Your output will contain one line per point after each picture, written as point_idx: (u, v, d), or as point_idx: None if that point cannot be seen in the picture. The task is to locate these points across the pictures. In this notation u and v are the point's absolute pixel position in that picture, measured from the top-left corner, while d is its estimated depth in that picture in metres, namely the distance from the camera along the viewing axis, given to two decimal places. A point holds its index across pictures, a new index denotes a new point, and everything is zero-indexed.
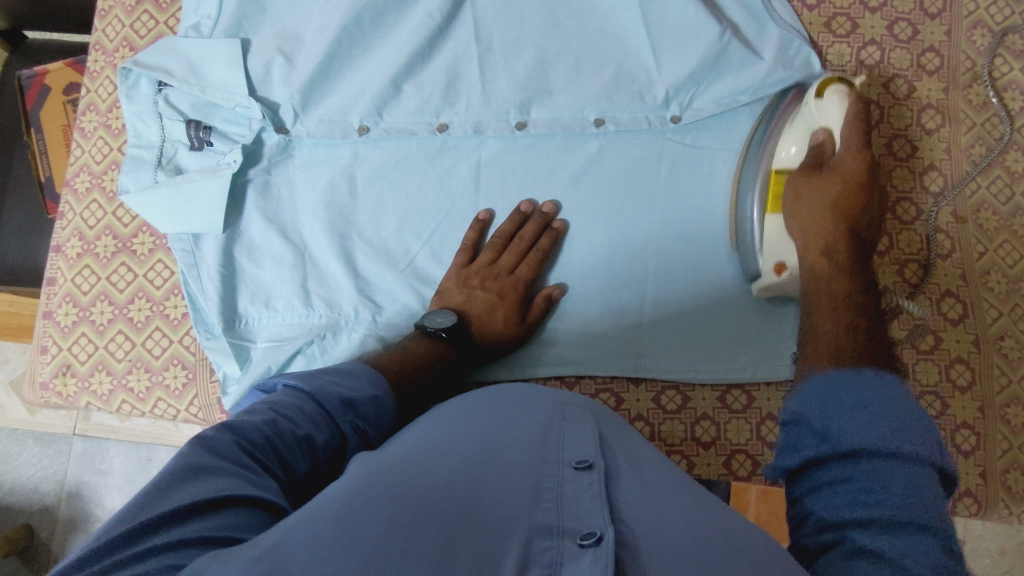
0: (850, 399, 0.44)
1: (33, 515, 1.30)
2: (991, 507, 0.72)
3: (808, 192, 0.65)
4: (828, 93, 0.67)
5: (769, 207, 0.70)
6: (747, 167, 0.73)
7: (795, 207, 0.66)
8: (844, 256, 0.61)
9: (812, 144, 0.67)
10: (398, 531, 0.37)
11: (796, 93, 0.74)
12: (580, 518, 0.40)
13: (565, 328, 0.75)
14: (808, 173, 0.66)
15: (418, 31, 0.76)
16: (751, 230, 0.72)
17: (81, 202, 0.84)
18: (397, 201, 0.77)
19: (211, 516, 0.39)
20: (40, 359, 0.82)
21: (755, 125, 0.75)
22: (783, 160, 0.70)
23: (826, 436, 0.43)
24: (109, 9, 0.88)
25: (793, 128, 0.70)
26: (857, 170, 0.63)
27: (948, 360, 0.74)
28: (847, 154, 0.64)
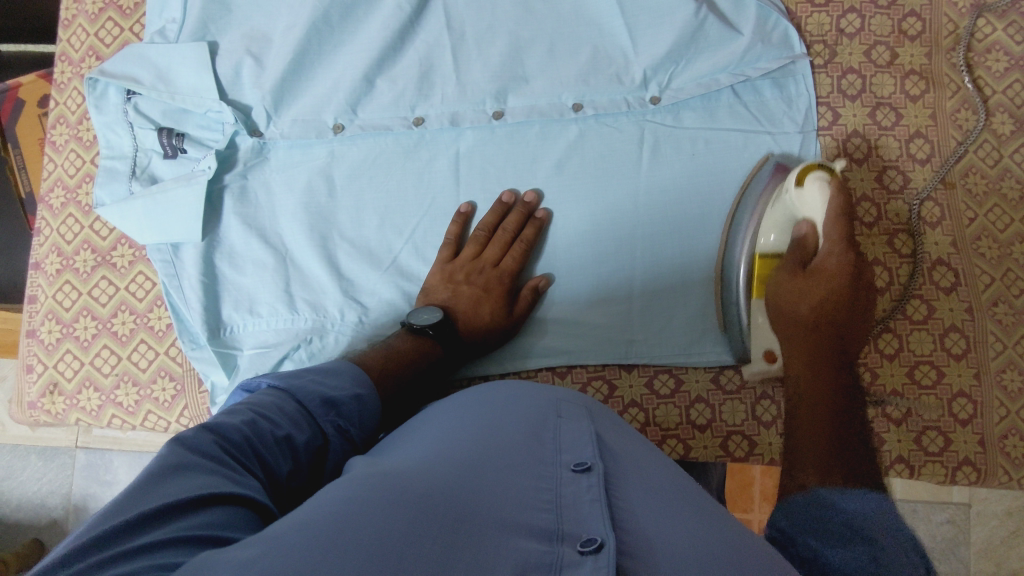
0: (834, 528, 0.45)
1: (42, 529, 1.30)
2: (991, 474, 0.71)
3: (794, 292, 0.65)
4: (809, 181, 0.65)
5: (756, 289, 0.69)
6: (730, 256, 0.72)
7: (776, 305, 0.66)
8: (824, 360, 0.61)
9: (795, 236, 0.67)
10: (396, 534, 0.36)
11: (778, 165, 0.71)
12: (580, 523, 0.40)
13: (553, 317, 0.75)
14: (793, 272, 0.66)
15: (388, 23, 0.75)
16: (738, 311, 0.71)
17: (57, 217, 0.83)
18: (377, 199, 0.76)
19: (191, 516, 0.39)
20: (27, 378, 0.81)
21: (739, 199, 0.72)
22: (766, 248, 0.69)
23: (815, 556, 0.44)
24: (73, 19, 0.86)
25: (772, 211, 0.69)
26: (841, 276, 0.63)
27: (941, 330, 0.73)
28: (831, 255, 0.64)
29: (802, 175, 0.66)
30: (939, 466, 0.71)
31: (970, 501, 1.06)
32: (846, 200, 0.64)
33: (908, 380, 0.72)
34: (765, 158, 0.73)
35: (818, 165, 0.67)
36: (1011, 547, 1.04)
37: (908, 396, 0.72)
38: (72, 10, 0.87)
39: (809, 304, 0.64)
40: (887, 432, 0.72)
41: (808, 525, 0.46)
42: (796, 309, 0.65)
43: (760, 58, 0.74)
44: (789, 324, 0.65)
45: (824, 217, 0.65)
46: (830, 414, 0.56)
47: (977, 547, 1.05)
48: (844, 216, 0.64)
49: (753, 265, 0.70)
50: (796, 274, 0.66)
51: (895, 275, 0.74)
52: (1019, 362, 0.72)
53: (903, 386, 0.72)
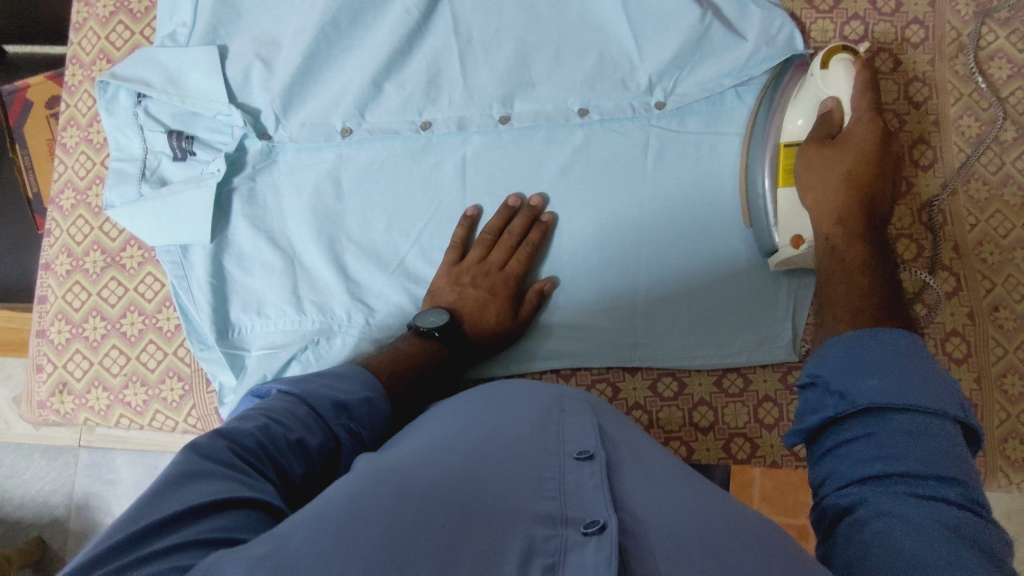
0: (868, 361, 0.46)
1: (45, 527, 1.31)
2: (991, 477, 0.72)
3: (822, 163, 0.63)
4: (835, 62, 0.65)
5: (780, 178, 0.68)
6: (755, 151, 0.72)
7: (803, 181, 0.64)
8: (859, 228, 0.61)
9: (820, 114, 0.66)
10: (403, 526, 0.37)
11: (800, 65, 0.73)
12: (583, 509, 0.41)
13: (558, 320, 0.75)
14: (820, 142, 0.64)
15: (397, 27, 0.76)
16: (763, 208, 0.70)
17: (68, 218, 0.84)
18: (384, 202, 0.77)
19: (207, 520, 0.40)
20: (37, 378, 0.82)
21: (758, 107, 0.73)
22: (791, 134, 0.68)
23: (844, 394, 0.46)
24: (84, 22, 0.87)
25: (799, 97, 0.69)
26: (872, 143, 0.62)
27: (942, 334, 0.74)
28: (862, 124, 0.63)
29: (827, 59, 0.66)
30: None
31: None
32: (871, 80, 0.65)
33: None
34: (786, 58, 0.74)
35: (842, 48, 0.67)
36: None
37: None
38: (83, 14, 0.88)
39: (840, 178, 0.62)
40: None
41: (841, 366, 0.48)
42: (828, 178, 0.62)
43: (766, 60, 0.74)
44: (819, 196, 0.63)
45: (850, 93, 0.65)
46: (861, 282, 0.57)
47: None
48: (869, 90, 0.64)
49: (778, 155, 0.69)
50: (823, 145, 0.64)
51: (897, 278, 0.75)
52: (1020, 367, 0.73)
53: None
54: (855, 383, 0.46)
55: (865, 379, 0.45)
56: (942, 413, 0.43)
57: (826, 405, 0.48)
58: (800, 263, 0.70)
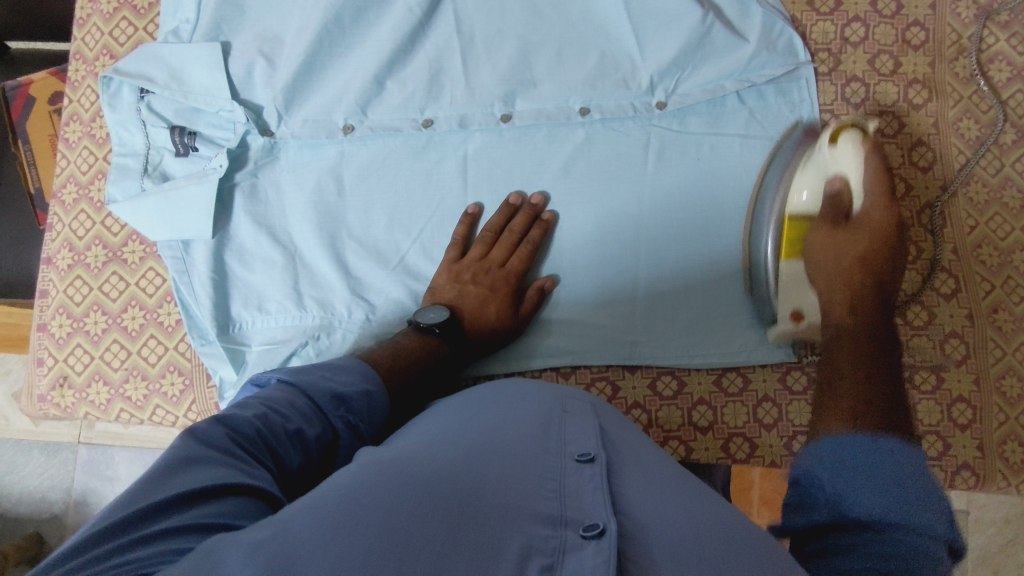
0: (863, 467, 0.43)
1: (43, 524, 1.31)
2: (989, 479, 0.72)
3: (835, 243, 0.64)
4: (843, 140, 0.66)
5: (785, 251, 0.69)
6: (760, 220, 0.72)
7: (814, 257, 0.65)
8: (868, 309, 0.59)
9: (828, 192, 0.66)
10: (403, 517, 0.37)
11: (807, 133, 0.73)
12: (583, 510, 0.41)
13: (558, 318, 0.76)
14: (831, 225, 0.65)
15: (400, 26, 0.76)
16: (765, 277, 0.72)
17: (70, 212, 0.84)
18: (385, 199, 0.77)
19: (205, 504, 0.40)
20: (38, 372, 0.82)
21: (765, 169, 0.74)
22: (797, 208, 0.68)
23: (839, 501, 0.42)
24: (87, 18, 0.88)
25: (804, 169, 0.69)
26: (885, 230, 0.63)
27: (942, 335, 0.74)
28: (874, 208, 0.64)
29: (835, 135, 0.67)
30: (939, 471, 0.72)
31: (968, 507, 1.07)
32: (879, 161, 0.65)
33: (908, 384, 0.73)
34: (796, 123, 0.75)
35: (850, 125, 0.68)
36: (1008, 556, 1.05)
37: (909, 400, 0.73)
38: (87, 10, 0.88)
39: (853, 255, 0.63)
40: None
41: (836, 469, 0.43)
42: (839, 261, 0.63)
43: (765, 65, 0.75)
44: (829, 270, 0.64)
45: (860, 173, 0.65)
46: (863, 356, 0.53)
47: (975, 555, 1.06)
48: (882, 170, 0.65)
49: (783, 227, 0.70)
50: (836, 227, 0.65)
51: None
52: (1018, 368, 0.73)
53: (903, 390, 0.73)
54: (852, 489, 0.41)
55: (865, 489, 0.41)
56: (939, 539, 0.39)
57: (813, 510, 0.43)
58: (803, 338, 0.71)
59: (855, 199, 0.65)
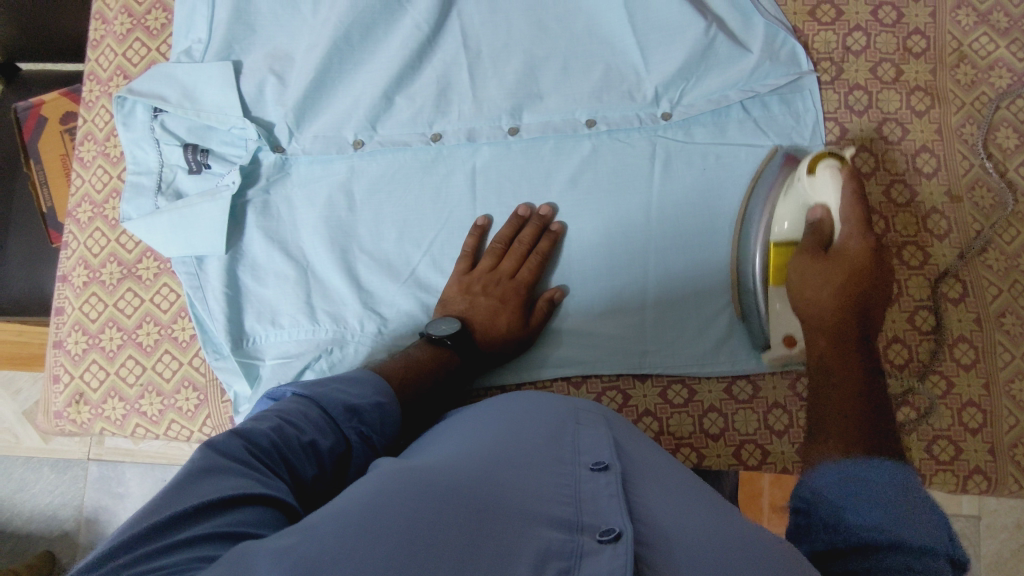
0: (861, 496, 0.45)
1: (54, 541, 1.31)
2: (1001, 483, 0.72)
3: (813, 274, 0.62)
4: (820, 169, 0.65)
5: (772, 278, 0.69)
6: (746, 248, 0.72)
7: (796, 290, 0.64)
8: (850, 346, 0.58)
9: (810, 222, 0.65)
10: (424, 522, 0.38)
11: (787, 158, 0.73)
12: (599, 515, 0.41)
13: (568, 328, 0.76)
14: (813, 256, 0.63)
15: (407, 42, 0.78)
16: (754, 306, 0.72)
17: (85, 230, 0.85)
18: (395, 213, 0.78)
19: (228, 513, 0.41)
20: (53, 388, 0.83)
21: (748, 198, 0.74)
22: (780, 235, 0.68)
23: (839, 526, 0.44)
24: (101, 39, 0.89)
25: (786, 197, 0.69)
26: (862, 259, 0.60)
27: (950, 340, 0.74)
28: (852, 238, 0.61)
29: (812, 163, 0.66)
30: (951, 474, 0.72)
31: (979, 513, 1.07)
32: (860, 187, 0.62)
33: (919, 389, 0.74)
34: (774, 149, 0.75)
35: (829, 154, 0.66)
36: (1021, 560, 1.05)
37: (919, 405, 0.73)
38: (101, 31, 0.90)
39: (832, 295, 0.60)
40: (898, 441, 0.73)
41: (838, 495, 0.46)
42: (818, 293, 0.61)
43: (769, 75, 0.76)
44: (812, 298, 0.62)
45: (839, 200, 0.63)
46: (859, 381, 0.55)
47: (987, 561, 1.05)
48: (861, 200, 0.62)
49: (767, 256, 0.69)
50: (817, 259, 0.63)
51: (904, 287, 0.76)
52: None
53: (914, 394, 0.74)
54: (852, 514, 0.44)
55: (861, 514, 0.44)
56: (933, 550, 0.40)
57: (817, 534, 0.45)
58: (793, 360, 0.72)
59: (836, 227, 0.63)
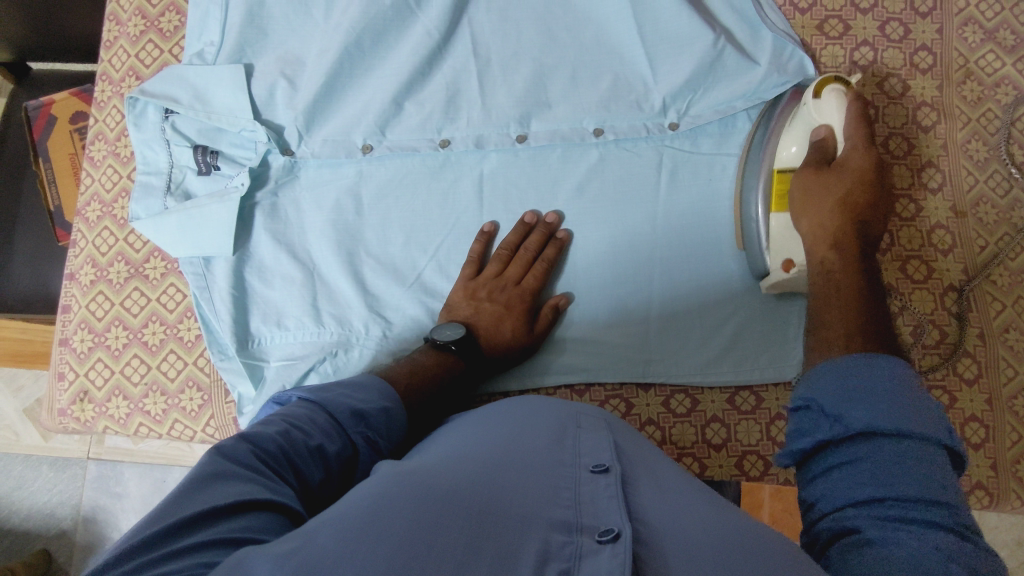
0: (859, 389, 0.46)
1: (51, 540, 1.31)
2: (1003, 498, 0.72)
3: (816, 188, 0.64)
4: (826, 93, 0.68)
5: (774, 203, 0.70)
6: (749, 175, 0.74)
7: (799, 202, 0.65)
8: (851, 251, 0.60)
9: (813, 141, 0.67)
10: (423, 525, 0.38)
11: (795, 91, 0.75)
12: (598, 517, 0.41)
13: (572, 335, 0.77)
14: (816, 169, 0.65)
15: (418, 48, 0.78)
16: (752, 230, 0.72)
17: (93, 229, 0.86)
18: (403, 218, 0.78)
19: (233, 519, 0.41)
20: (58, 386, 0.83)
21: (755, 127, 0.75)
22: (784, 160, 0.70)
23: (839, 418, 0.46)
24: (114, 40, 0.90)
25: (791, 125, 0.71)
26: (866, 171, 0.63)
27: (954, 355, 0.74)
28: (855, 152, 0.64)
29: (818, 88, 0.69)
30: None
31: (979, 529, 1.07)
32: (863, 110, 0.66)
33: None
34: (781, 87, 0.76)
35: (835, 78, 0.69)
36: None
37: None
38: (114, 32, 0.90)
39: (834, 203, 0.62)
40: None
41: (838, 390, 0.47)
42: (822, 203, 0.63)
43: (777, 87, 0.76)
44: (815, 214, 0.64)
45: (842, 122, 0.66)
46: (860, 284, 0.58)
47: None
48: (863, 120, 0.65)
49: (771, 181, 0.71)
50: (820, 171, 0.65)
51: (908, 300, 0.76)
52: None
53: None
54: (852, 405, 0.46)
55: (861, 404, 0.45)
56: (929, 438, 0.43)
57: (816, 428, 0.47)
58: (790, 287, 0.71)
59: (839, 145, 0.66)
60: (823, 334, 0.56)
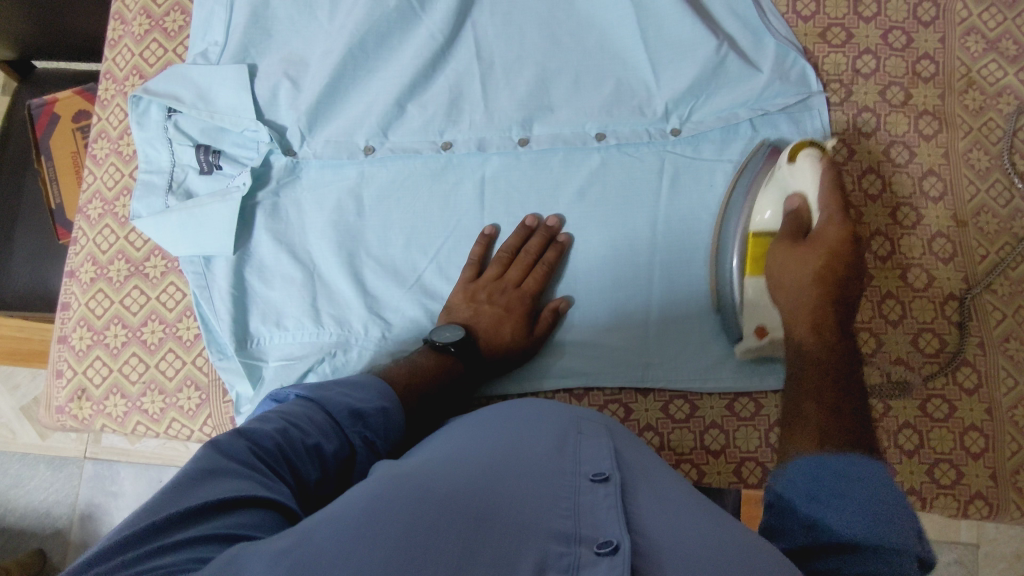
0: (839, 482, 0.47)
1: (46, 539, 1.30)
2: (1002, 509, 0.72)
3: (792, 262, 0.62)
4: (802, 157, 0.66)
5: (749, 267, 0.70)
6: (726, 238, 0.73)
7: (776, 275, 0.64)
8: (828, 330, 0.59)
9: (788, 210, 0.66)
10: (421, 529, 0.38)
11: (771, 151, 0.74)
12: (597, 527, 0.41)
13: (572, 339, 0.76)
14: (792, 242, 0.64)
15: (421, 51, 0.78)
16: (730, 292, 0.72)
17: (94, 227, 0.86)
18: (404, 219, 0.78)
19: (227, 515, 0.41)
20: (56, 383, 0.83)
21: (732, 184, 0.75)
22: (760, 225, 0.69)
23: (814, 525, 0.46)
24: (119, 39, 0.90)
25: (768, 188, 0.70)
26: (840, 243, 0.61)
27: (954, 364, 0.74)
28: (830, 222, 0.62)
29: (795, 153, 0.68)
30: (952, 499, 0.72)
31: (978, 541, 1.06)
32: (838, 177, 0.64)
33: (920, 413, 0.73)
34: (761, 142, 0.75)
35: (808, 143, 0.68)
36: None
37: (922, 428, 0.73)
38: (119, 31, 0.91)
39: (810, 279, 0.61)
40: (899, 464, 0.73)
41: (812, 490, 0.47)
42: (797, 279, 0.62)
43: (779, 94, 0.77)
44: (793, 291, 0.62)
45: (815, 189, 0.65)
46: (833, 373, 0.56)
47: None
48: (837, 187, 0.63)
49: (747, 245, 0.70)
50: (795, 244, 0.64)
51: (908, 309, 0.76)
52: None
53: (916, 418, 0.73)
54: (828, 512, 0.46)
55: (835, 511, 0.45)
56: (904, 550, 0.43)
57: (791, 530, 0.47)
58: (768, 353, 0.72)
59: (814, 213, 0.65)
60: (798, 421, 0.54)
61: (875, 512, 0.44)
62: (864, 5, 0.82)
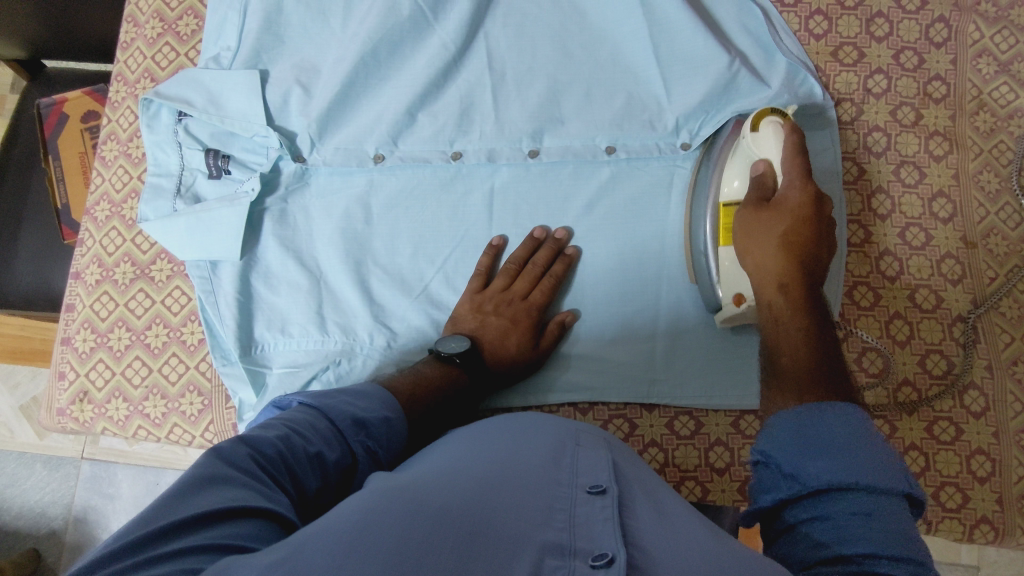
0: (814, 442, 0.45)
1: (41, 539, 1.29)
2: (1009, 534, 0.71)
3: (756, 227, 0.63)
4: (764, 126, 0.67)
5: (721, 236, 0.69)
6: (697, 210, 0.73)
7: (743, 242, 0.64)
8: (798, 290, 0.58)
9: (753, 177, 0.66)
10: (413, 543, 0.37)
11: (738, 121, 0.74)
12: (592, 540, 0.40)
13: (577, 352, 0.76)
14: (757, 207, 0.64)
15: (434, 60, 0.79)
16: (707, 266, 0.71)
17: (101, 229, 0.86)
18: (411, 228, 0.78)
19: (225, 526, 0.40)
20: (58, 385, 0.82)
21: (698, 167, 0.75)
22: (728, 195, 0.69)
23: (796, 476, 0.44)
24: (131, 42, 0.90)
25: (733, 160, 0.70)
26: (802, 210, 0.61)
27: (960, 387, 0.74)
28: (792, 187, 0.62)
29: (757, 121, 0.68)
30: (957, 523, 0.71)
31: (979, 564, 1.05)
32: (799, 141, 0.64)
33: (927, 435, 0.73)
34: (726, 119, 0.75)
35: (770, 111, 0.68)
36: None
37: (927, 450, 0.73)
38: (132, 33, 0.91)
39: (782, 246, 0.60)
40: None
41: (791, 444, 0.46)
42: (767, 242, 0.61)
43: None
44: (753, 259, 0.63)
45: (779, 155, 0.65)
46: (807, 341, 0.55)
47: None
48: (800, 152, 0.63)
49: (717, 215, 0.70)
50: (760, 211, 0.63)
51: (916, 330, 0.75)
52: None
53: (922, 440, 0.73)
54: (804, 463, 0.44)
55: (811, 457, 0.44)
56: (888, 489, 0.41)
57: (775, 488, 0.46)
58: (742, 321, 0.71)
59: (778, 179, 0.64)
60: (779, 377, 0.54)
61: (844, 453, 0.43)
62: (877, 24, 0.82)
